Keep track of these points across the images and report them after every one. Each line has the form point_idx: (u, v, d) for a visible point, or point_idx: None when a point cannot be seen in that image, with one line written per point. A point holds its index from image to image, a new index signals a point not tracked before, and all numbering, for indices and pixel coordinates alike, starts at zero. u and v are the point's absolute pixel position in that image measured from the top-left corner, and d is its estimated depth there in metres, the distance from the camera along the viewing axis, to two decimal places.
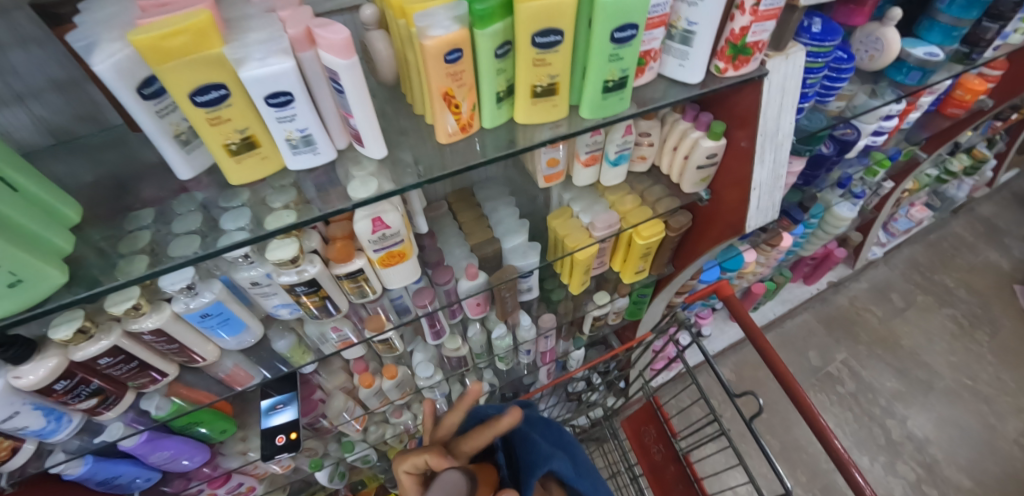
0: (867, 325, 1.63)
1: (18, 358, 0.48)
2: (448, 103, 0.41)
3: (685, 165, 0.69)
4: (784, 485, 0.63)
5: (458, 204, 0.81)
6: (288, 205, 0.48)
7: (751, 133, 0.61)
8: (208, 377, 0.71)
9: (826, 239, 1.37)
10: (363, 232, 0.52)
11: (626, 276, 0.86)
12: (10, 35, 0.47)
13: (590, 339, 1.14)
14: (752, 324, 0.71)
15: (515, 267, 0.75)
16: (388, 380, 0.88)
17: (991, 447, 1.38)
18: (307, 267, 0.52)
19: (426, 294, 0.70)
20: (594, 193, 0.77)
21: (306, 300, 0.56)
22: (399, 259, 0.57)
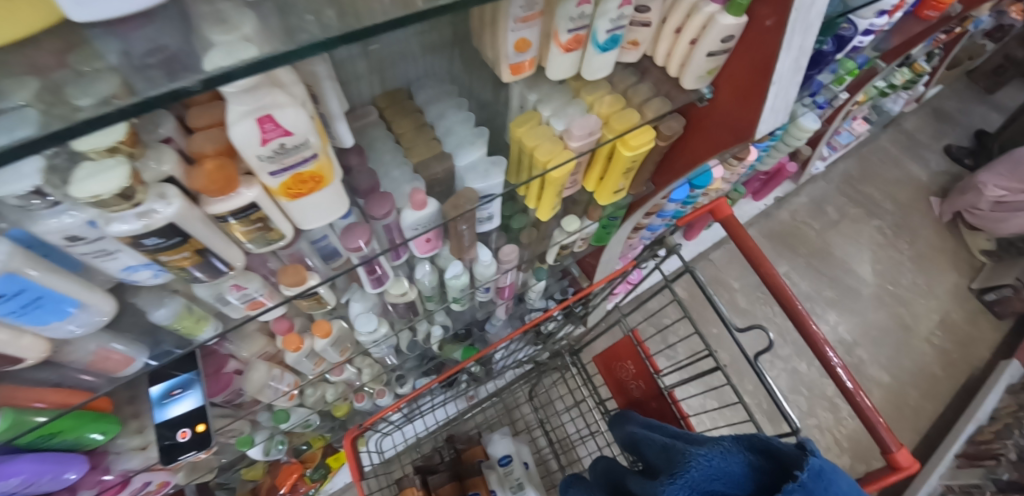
0: (806, 238, 1.68)
1: None
2: None
3: (690, 52, 0.54)
4: (792, 424, 0.58)
5: (392, 110, 0.61)
6: (107, 101, 0.26)
7: (780, 9, 0.47)
8: (66, 372, 0.49)
9: (783, 152, 1.33)
10: (247, 145, 0.32)
11: (602, 197, 0.73)
12: None
13: (552, 270, 1.02)
14: (752, 245, 0.62)
15: (474, 189, 0.57)
16: (320, 339, 0.71)
17: (906, 344, 1.52)
18: (155, 207, 0.33)
19: (360, 233, 0.52)
20: (569, 93, 0.61)
21: (170, 259, 0.37)
22: (314, 186, 0.39)
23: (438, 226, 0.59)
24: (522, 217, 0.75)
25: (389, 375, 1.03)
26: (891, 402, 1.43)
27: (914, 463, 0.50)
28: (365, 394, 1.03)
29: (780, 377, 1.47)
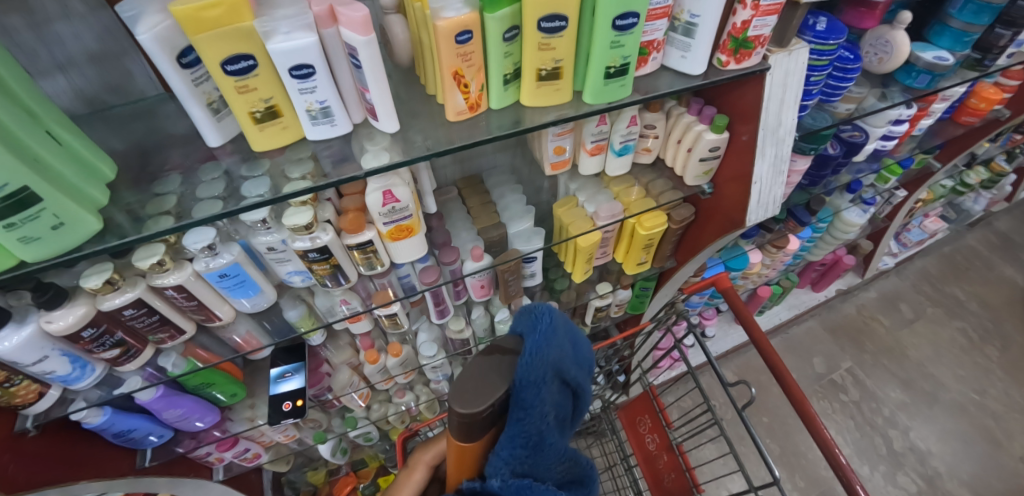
0: (875, 335, 1.61)
1: (51, 304, 0.52)
2: (457, 82, 0.44)
3: (687, 157, 0.71)
4: (773, 474, 0.63)
5: (467, 190, 0.83)
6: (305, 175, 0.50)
7: (752, 128, 0.63)
8: (220, 342, 0.73)
9: (834, 244, 1.36)
10: (374, 204, 0.54)
11: (629, 268, 0.88)
12: (98, 28, 0.55)
13: (591, 331, 1.15)
14: (748, 314, 0.73)
15: (519, 250, 0.78)
16: (392, 358, 0.90)
17: (995, 463, 1.36)
18: (320, 234, 0.54)
19: (433, 273, 0.72)
20: (600, 184, 0.80)
21: (317, 268, 0.58)
22: (407, 233, 0.59)
23: (489, 272, 0.78)
24: (564, 280, 0.92)
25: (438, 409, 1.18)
26: None
27: None
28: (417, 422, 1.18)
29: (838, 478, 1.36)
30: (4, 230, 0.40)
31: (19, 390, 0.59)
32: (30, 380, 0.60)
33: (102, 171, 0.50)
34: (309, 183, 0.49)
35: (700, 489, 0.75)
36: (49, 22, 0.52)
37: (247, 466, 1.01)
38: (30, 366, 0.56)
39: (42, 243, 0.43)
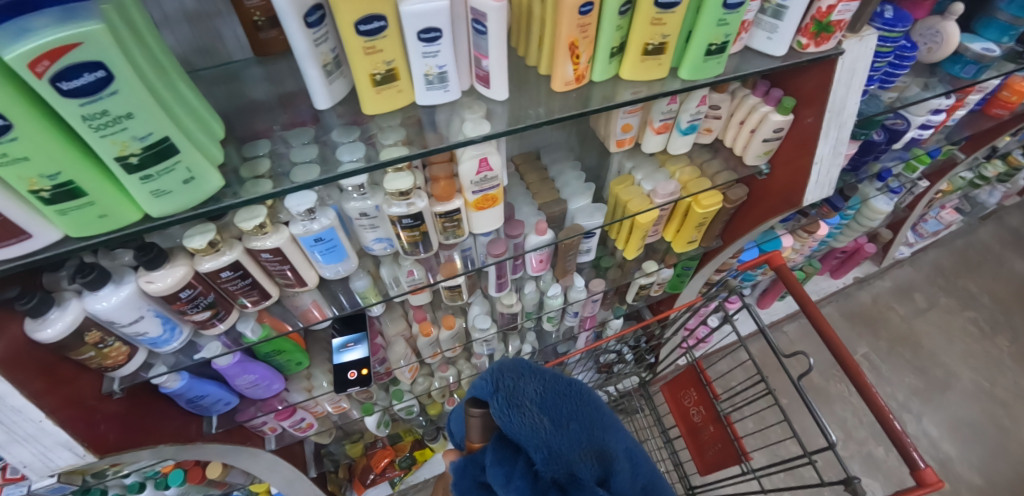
0: (889, 323, 1.66)
1: (152, 264, 0.54)
2: (571, 53, 0.46)
3: (750, 138, 0.74)
4: (828, 439, 0.67)
5: (524, 166, 0.86)
6: (398, 142, 0.53)
7: (818, 111, 0.66)
8: (289, 310, 0.76)
9: (858, 232, 1.41)
10: (468, 172, 0.56)
11: (678, 245, 0.92)
12: None
13: (627, 310, 1.18)
14: (801, 290, 0.76)
15: (580, 225, 0.80)
16: (445, 330, 0.93)
17: (1005, 448, 1.42)
18: (416, 200, 0.56)
19: (500, 245, 0.75)
20: (656, 163, 0.82)
21: (406, 235, 0.60)
22: (491, 203, 0.62)
23: (550, 247, 0.81)
24: (610, 258, 0.97)
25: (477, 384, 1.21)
26: None
27: (938, 480, 0.59)
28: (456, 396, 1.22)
29: (854, 459, 1.42)
30: (142, 182, 0.41)
31: (111, 352, 0.61)
32: (120, 342, 0.62)
33: (215, 132, 0.52)
34: (407, 151, 0.51)
35: (747, 456, 0.80)
36: None
37: (297, 436, 1.04)
38: (127, 326, 0.58)
39: (173, 197, 0.44)
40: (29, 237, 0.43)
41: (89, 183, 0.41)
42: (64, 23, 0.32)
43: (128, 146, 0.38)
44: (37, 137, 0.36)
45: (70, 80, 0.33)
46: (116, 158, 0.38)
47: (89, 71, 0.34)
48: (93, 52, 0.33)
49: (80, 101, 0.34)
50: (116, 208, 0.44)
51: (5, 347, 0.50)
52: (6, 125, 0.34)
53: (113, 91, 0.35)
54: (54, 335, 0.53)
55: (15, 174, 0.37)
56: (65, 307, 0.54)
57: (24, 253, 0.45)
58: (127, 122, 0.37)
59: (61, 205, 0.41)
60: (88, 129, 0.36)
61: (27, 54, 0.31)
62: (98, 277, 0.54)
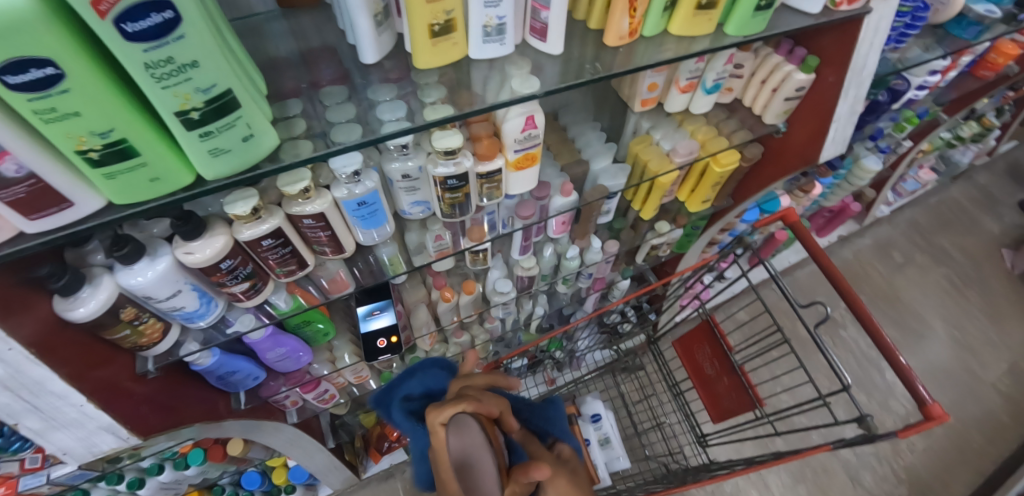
0: (869, 278, 1.76)
1: (191, 235, 0.51)
2: (630, 5, 0.47)
3: (771, 97, 0.76)
4: (843, 381, 0.72)
5: (544, 128, 0.86)
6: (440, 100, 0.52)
7: (839, 69, 0.68)
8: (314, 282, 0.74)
9: (847, 192, 1.47)
10: (512, 130, 0.56)
11: (692, 205, 0.95)
12: None
13: (634, 272, 1.22)
14: (815, 244, 0.80)
15: (605, 186, 0.82)
16: (466, 295, 0.94)
17: (971, 389, 1.55)
18: (462, 159, 0.56)
19: (528, 207, 0.75)
20: (674, 123, 0.83)
21: (448, 196, 0.59)
22: (530, 162, 0.62)
23: (573, 210, 0.82)
24: (623, 221, 0.99)
25: (490, 348, 1.23)
26: (953, 441, 1.47)
27: (943, 413, 0.65)
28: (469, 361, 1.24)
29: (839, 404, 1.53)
30: (200, 139, 0.38)
31: (146, 329, 0.59)
32: (154, 318, 0.60)
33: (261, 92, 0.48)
34: (455, 111, 0.50)
35: (761, 403, 0.86)
36: None
37: (318, 409, 1.05)
38: (164, 300, 0.56)
39: (229, 156, 0.41)
40: (71, 205, 0.39)
41: (143, 143, 0.37)
42: None
43: (191, 98, 0.35)
44: (92, 89, 0.32)
45: (135, 21, 0.30)
46: (176, 113, 0.36)
47: (156, 12, 0.31)
48: None
49: (145, 46, 0.31)
50: (169, 173, 0.41)
51: (37, 328, 0.47)
52: (59, 75, 0.31)
53: (179, 35, 0.32)
54: (88, 314, 0.50)
55: (65, 132, 0.33)
56: (97, 284, 0.51)
57: (65, 223, 0.40)
58: (191, 70, 0.34)
59: (111, 168, 0.37)
60: (149, 78, 0.33)
61: None
62: (133, 250, 0.51)
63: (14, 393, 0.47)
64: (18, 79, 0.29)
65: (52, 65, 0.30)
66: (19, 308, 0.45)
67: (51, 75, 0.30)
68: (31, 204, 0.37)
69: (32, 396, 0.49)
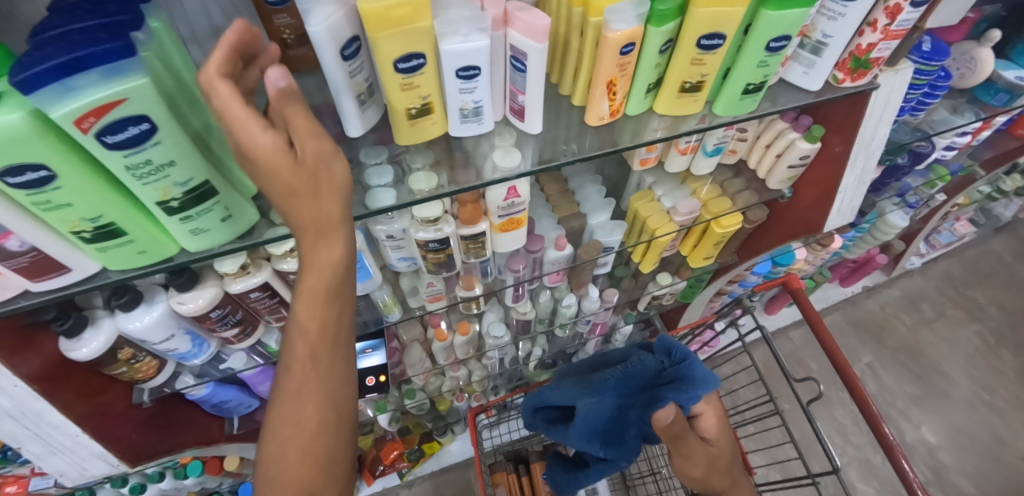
0: (895, 331, 1.66)
1: (184, 287, 0.53)
2: (608, 90, 0.47)
3: (776, 163, 0.74)
4: (833, 463, 0.68)
5: (545, 177, 0.84)
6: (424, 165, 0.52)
7: (846, 140, 0.65)
8: None
9: (871, 245, 1.40)
10: (495, 198, 0.57)
11: (694, 261, 0.93)
12: None
13: (638, 317, 1.21)
14: (814, 314, 0.78)
15: (600, 242, 0.81)
16: (460, 335, 0.94)
17: (1000, 460, 1.44)
18: (444, 225, 0.57)
19: (519, 260, 0.75)
20: (678, 180, 0.82)
21: (432, 256, 0.61)
22: (515, 225, 0.62)
23: (567, 262, 0.82)
24: (624, 268, 0.97)
25: (488, 382, 1.22)
26: None
27: None
28: (466, 395, 1.23)
29: (851, 465, 1.45)
30: (181, 222, 0.40)
31: (143, 366, 0.61)
32: (151, 356, 0.62)
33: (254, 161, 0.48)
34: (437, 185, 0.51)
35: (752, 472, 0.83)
36: None
37: None
38: (159, 343, 0.57)
39: (210, 234, 0.43)
40: (69, 269, 0.41)
41: (131, 223, 0.39)
42: (109, 80, 0.30)
43: (170, 191, 0.37)
44: (83, 187, 0.34)
45: (115, 133, 0.32)
46: (156, 202, 0.37)
47: (133, 124, 0.32)
48: (137, 107, 0.31)
49: (124, 152, 0.33)
50: (155, 246, 0.42)
51: (41, 366, 0.50)
52: (52, 176, 0.33)
53: (156, 140, 0.33)
54: (90, 355, 0.53)
55: (61, 218, 0.36)
56: (98, 325, 0.53)
57: (65, 284, 0.43)
58: (169, 169, 0.35)
59: (103, 244, 0.39)
60: (131, 178, 0.35)
61: (74, 113, 0.29)
62: (132, 299, 0.53)
63: (17, 422, 0.51)
64: (16, 180, 0.32)
65: (46, 168, 0.32)
66: (23, 348, 0.48)
67: (46, 177, 0.32)
68: (30, 270, 0.39)
69: (34, 425, 0.53)
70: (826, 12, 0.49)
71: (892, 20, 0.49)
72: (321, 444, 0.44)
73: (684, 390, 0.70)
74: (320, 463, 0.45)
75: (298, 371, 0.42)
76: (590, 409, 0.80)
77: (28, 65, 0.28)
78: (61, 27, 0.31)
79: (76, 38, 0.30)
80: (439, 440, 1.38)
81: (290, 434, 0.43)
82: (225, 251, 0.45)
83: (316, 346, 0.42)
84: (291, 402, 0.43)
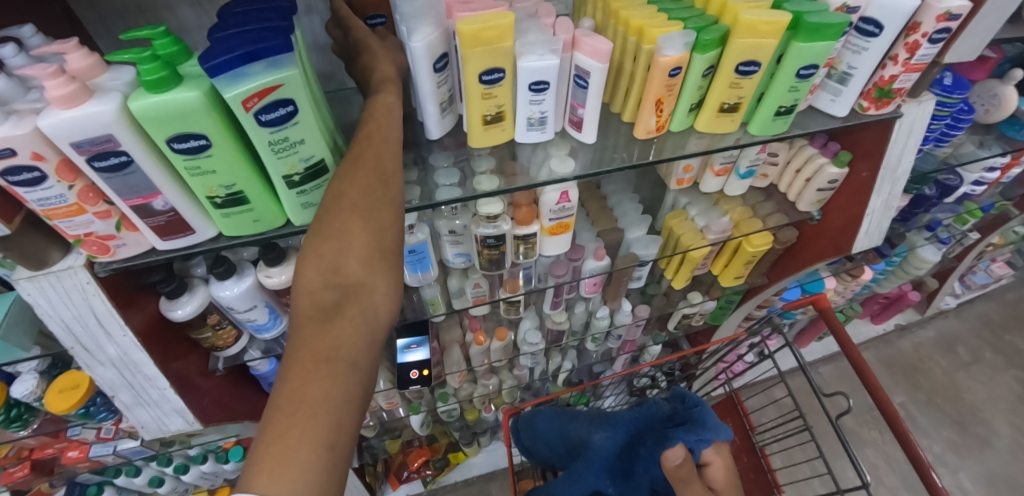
0: (930, 373, 1.63)
1: (274, 261, 0.61)
2: (656, 107, 0.54)
3: (805, 186, 0.79)
4: (862, 477, 0.69)
5: (586, 194, 0.91)
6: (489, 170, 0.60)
7: (873, 165, 0.70)
8: None
9: (903, 280, 1.40)
10: (549, 202, 0.63)
11: (725, 280, 0.98)
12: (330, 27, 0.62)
13: (666, 338, 1.24)
14: (842, 332, 0.80)
15: (636, 255, 0.87)
16: (497, 341, 0.99)
17: None
18: (502, 223, 0.64)
19: (561, 267, 0.81)
20: (711, 201, 0.88)
21: (487, 252, 0.67)
22: (563, 229, 0.69)
23: (605, 273, 0.87)
24: (656, 286, 1.01)
25: (517, 394, 1.25)
26: None
27: None
28: (494, 406, 1.26)
29: None
30: (296, 195, 0.47)
31: (223, 334, 0.68)
32: (231, 326, 0.69)
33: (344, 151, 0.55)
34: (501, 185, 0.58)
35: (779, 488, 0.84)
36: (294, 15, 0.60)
37: None
38: (243, 312, 0.64)
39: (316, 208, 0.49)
40: (193, 232, 0.47)
41: (255, 194, 0.45)
42: (271, 69, 0.37)
43: (295, 166, 0.44)
44: (228, 157, 0.41)
45: (268, 113, 0.38)
46: (283, 175, 0.44)
47: (282, 107, 0.39)
48: (287, 92, 0.38)
49: (271, 129, 0.39)
50: (268, 217, 0.48)
51: (146, 321, 0.56)
52: (209, 145, 0.39)
53: (296, 120, 0.40)
54: (185, 316, 0.59)
55: (203, 183, 0.42)
56: (195, 292, 0.61)
57: (187, 245, 0.49)
58: (299, 146, 0.42)
59: (228, 209, 0.46)
60: (270, 152, 0.41)
61: (244, 94, 0.36)
62: (228, 269, 0.60)
63: (118, 370, 0.56)
64: (181, 146, 0.38)
65: (206, 138, 0.38)
66: (134, 302, 0.54)
67: (203, 145, 0.39)
68: (165, 229, 0.46)
69: (132, 375, 0.58)
70: (851, 46, 0.56)
71: (912, 54, 0.54)
72: (363, 295, 0.34)
73: (693, 432, 0.82)
74: (326, 357, 0.32)
75: (346, 204, 0.37)
76: (602, 442, 0.90)
77: (216, 53, 0.35)
78: (236, 27, 0.37)
79: (248, 35, 0.36)
80: (465, 451, 1.40)
81: (318, 274, 0.34)
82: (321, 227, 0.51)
83: (367, 201, 0.37)
84: (335, 239, 0.35)
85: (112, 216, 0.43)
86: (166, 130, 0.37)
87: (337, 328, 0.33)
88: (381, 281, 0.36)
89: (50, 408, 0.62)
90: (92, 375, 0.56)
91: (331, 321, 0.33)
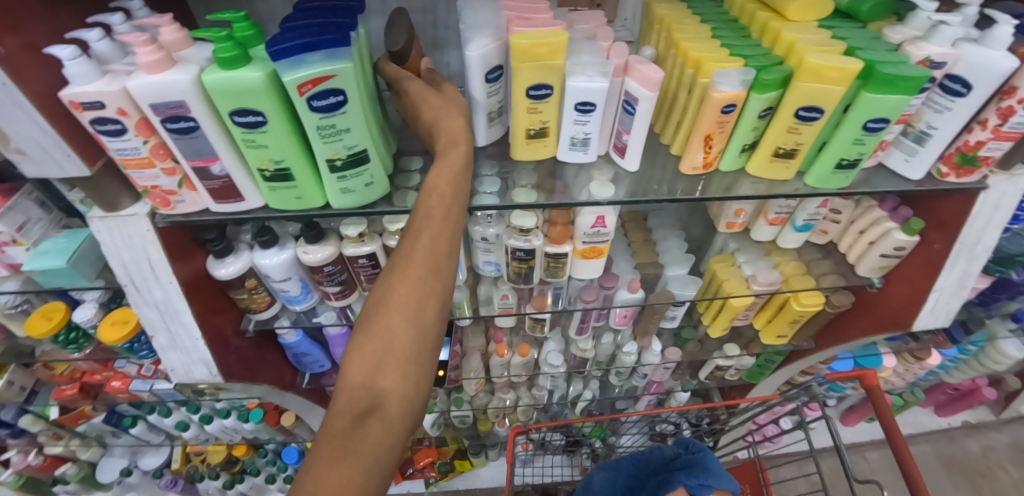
0: (1000, 483, 1.43)
1: (313, 239, 0.64)
2: (705, 143, 0.52)
3: (867, 249, 0.73)
4: None
5: (631, 223, 0.88)
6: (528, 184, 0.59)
7: (948, 238, 0.64)
8: None
9: (979, 372, 1.25)
10: (584, 224, 0.63)
11: (766, 337, 0.92)
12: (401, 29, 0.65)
13: (696, 387, 1.17)
14: (889, 415, 0.73)
15: (672, 293, 0.84)
16: (519, 356, 0.98)
17: None
18: (534, 238, 0.64)
19: (591, 292, 0.80)
20: (762, 251, 0.83)
21: (516, 264, 0.67)
22: (596, 254, 0.68)
23: (637, 306, 0.84)
24: (692, 330, 0.97)
25: (532, 413, 1.23)
26: None
27: None
28: (507, 421, 1.25)
29: None
30: (337, 180, 0.49)
31: (258, 299, 0.73)
32: (267, 293, 0.74)
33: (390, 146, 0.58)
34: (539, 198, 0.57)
35: None
36: (370, 16, 0.64)
37: None
38: (278, 282, 0.68)
39: (355, 195, 0.52)
40: (242, 199, 0.51)
41: (300, 173, 0.48)
42: (327, 60, 0.39)
43: (339, 152, 0.46)
44: (279, 134, 0.44)
45: (320, 99, 0.41)
46: (327, 159, 0.47)
47: (333, 95, 0.41)
48: (339, 82, 0.41)
49: (321, 115, 0.42)
50: (309, 196, 0.51)
51: (192, 274, 0.62)
52: (264, 122, 0.42)
53: (344, 109, 0.43)
54: (227, 275, 0.64)
55: (255, 155, 0.46)
56: (240, 255, 0.65)
57: (235, 210, 0.53)
58: (344, 134, 0.45)
59: (275, 183, 0.49)
60: (317, 136, 0.44)
61: (299, 79, 0.39)
62: (271, 239, 0.64)
63: (160, 314, 0.62)
64: (241, 119, 0.42)
65: (262, 115, 0.42)
66: (185, 255, 0.60)
67: (259, 121, 0.42)
68: (218, 192, 0.50)
69: (171, 321, 0.63)
70: (933, 105, 0.51)
71: (1004, 120, 0.49)
72: (393, 402, 0.36)
73: (695, 475, 0.82)
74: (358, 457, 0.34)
75: (393, 307, 0.38)
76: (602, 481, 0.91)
77: (280, 40, 0.38)
78: (301, 20, 0.41)
79: (311, 27, 0.39)
80: (472, 460, 1.39)
81: (359, 376, 0.36)
82: (356, 213, 0.53)
83: (415, 313, 0.38)
84: (380, 339, 0.37)
85: (176, 174, 0.48)
86: (230, 104, 0.40)
87: (367, 435, 0.34)
88: (412, 382, 0.37)
89: (102, 336, 0.69)
90: (138, 314, 0.62)
91: (365, 422, 0.35)
